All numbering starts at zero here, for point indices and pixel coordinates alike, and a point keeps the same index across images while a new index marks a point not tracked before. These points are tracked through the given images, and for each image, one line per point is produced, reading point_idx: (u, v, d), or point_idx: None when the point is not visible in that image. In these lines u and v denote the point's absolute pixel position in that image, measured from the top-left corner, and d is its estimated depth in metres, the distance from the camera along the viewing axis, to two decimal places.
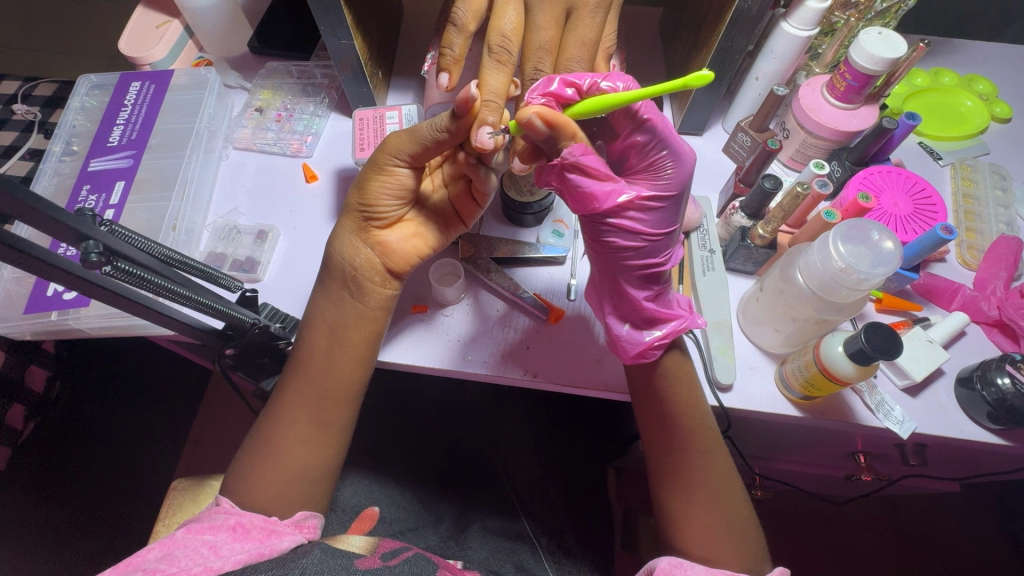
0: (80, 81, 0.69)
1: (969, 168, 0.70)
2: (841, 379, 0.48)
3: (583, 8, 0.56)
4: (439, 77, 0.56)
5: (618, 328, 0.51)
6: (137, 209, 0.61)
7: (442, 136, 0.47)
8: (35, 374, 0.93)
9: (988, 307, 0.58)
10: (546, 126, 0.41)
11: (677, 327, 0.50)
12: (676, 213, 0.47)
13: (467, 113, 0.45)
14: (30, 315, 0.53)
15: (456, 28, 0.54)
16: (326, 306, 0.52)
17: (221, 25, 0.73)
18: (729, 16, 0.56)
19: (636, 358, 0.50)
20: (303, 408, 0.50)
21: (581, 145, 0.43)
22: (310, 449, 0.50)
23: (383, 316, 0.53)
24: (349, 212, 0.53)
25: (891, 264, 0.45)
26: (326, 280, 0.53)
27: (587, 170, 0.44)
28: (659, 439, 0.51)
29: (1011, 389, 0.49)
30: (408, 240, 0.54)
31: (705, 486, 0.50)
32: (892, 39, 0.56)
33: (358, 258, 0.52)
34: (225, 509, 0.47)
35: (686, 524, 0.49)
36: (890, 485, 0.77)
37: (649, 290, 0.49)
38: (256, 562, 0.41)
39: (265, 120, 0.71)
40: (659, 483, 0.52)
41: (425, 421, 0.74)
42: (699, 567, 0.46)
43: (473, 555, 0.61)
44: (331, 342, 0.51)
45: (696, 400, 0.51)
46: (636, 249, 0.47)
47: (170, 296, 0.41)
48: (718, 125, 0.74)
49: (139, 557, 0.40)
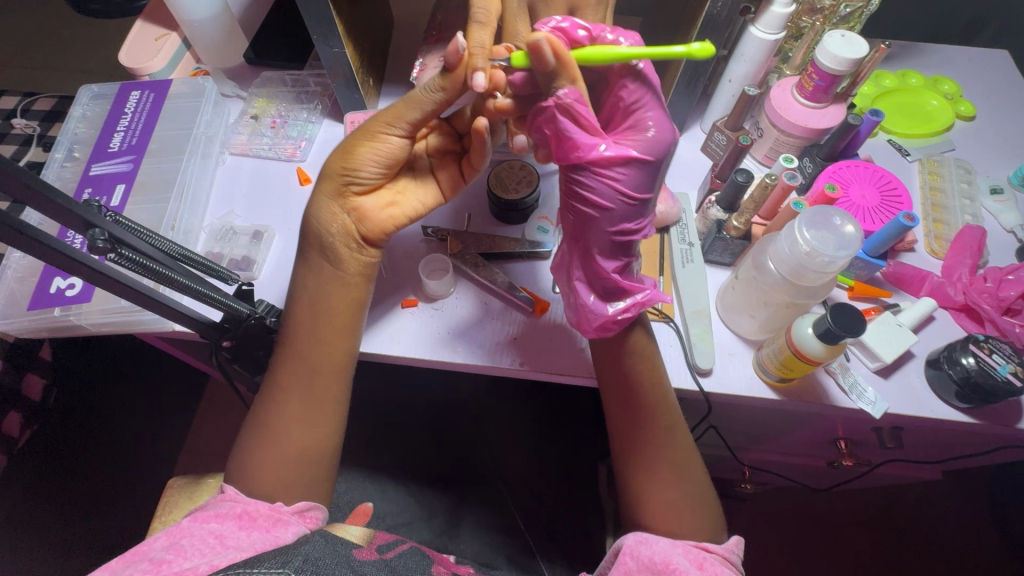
0: (82, 91, 0.72)
1: (936, 163, 0.73)
2: (812, 359, 0.51)
3: (585, 5, 0.58)
4: (474, 76, 0.48)
5: (585, 297, 0.52)
6: (137, 211, 0.63)
7: (437, 96, 0.50)
8: (31, 383, 0.89)
9: (954, 293, 0.61)
10: (552, 57, 0.45)
11: (641, 301, 0.51)
12: (654, 179, 0.48)
13: (456, 66, 0.47)
14: (33, 312, 0.55)
15: (480, 24, 0.53)
16: (308, 278, 0.54)
17: (219, 37, 0.75)
18: (700, 22, 0.60)
19: (601, 330, 0.52)
20: (296, 391, 0.53)
21: (576, 90, 0.46)
22: (297, 453, 0.52)
23: (365, 282, 0.56)
24: (328, 177, 0.53)
25: (852, 247, 0.48)
26: (308, 255, 0.55)
27: (574, 113, 0.47)
28: (625, 437, 0.53)
29: (975, 368, 0.52)
30: (385, 207, 0.56)
31: (665, 460, 0.52)
32: (855, 41, 0.60)
33: (335, 224, 0.54)
34: (233, 496, 0.49)
35: (652, 500, 0.51)
36: (870, 471, 0.80)
37: (619, 261, 0.51)
38: (266, 552, 0.42)
39: (261, 126, 0.74)
40: (624, 468, 0.53)
41: (419, 415, 0.76)
42: (666, 539, 0.48)
43: (465, 549, 0.64)
44: (317, 311, 0.53)
45: (658, 378, 0.54)
46: (609, 210, 0.48)
47: (171, 284, 0.43)
48: (696, 126, 0.77)
49: (146, 546, 0.42)
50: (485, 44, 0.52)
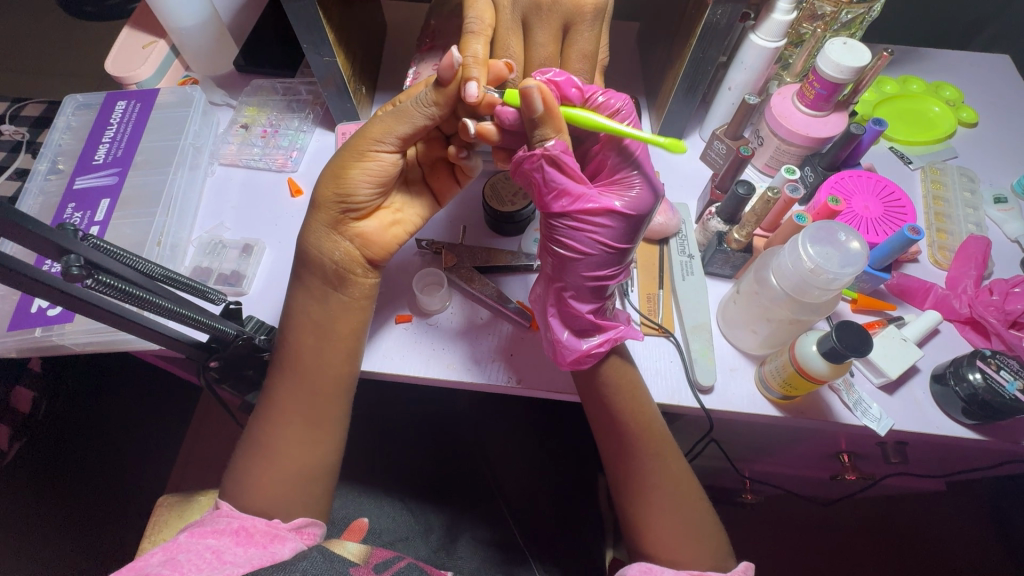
0: (66, 101, 0.70)
1: (938, 171, 0.72)
2: (816, 377, 0.49)
3: (581, 22, 0.56)
4: (467, 85, 0.47)
5: (558, 333, 0.53)
6: (122, 225, 0.61)
7: (430, 111, 0.49)
8: (19, 396, 0.88)
9: (960, 306, 0.59)
10: (541, 106, 0.44)
11: (613, 337, 0.52)
12: (637, 231, 0.48)
13: (450, 79, 0.47)
14: (14, 332, 0.53)
15: (474, 34, 0.51)
16: (309, 302, 0.53)
17: (207, 44, 0.74)
18: (699, 30, 0.59)
19: (575, 364, 0.51)
20: (294, 407, 0.51)
21: (563, 143, 0.46)
22: (287, 476, 0.50)
23: (369, 306, 0.55)
24: (323, 206, 0.52)
25: (858, 264, 0.47)
26: (304, 277, 0.53)
27: (561, 167, 0.47)
28: (619, 471, 0.52)
29: (982, 385, 0.51)
30: (386, 228, 0.55)
31: (660, 488, 0.51)
32: (857, 49, 0.58)
33: (337, 252, 0.52)
34: (228, 512, 0.47)
35: (653, 529, 0.50)
36: (873, 483, 0.79)
37: (593, 304, 0.52)
38: (261, 568, 0.41)
39: (251, 136, 0.72)
40: (623, 498, 0.52)
41: (414, 430, 0.74)
42: (670, 570, 0.46)
43: (463, 566, 0.62)
44: (320, 335, 0.52)
45: (644, 404, 0.53)
46: (589, 256, 0.49)
47: (152, 308, 0.42)
48: (695, 134, 0.76)
49: (143, 561, 0.41)
50: (480, 55, 0.50)
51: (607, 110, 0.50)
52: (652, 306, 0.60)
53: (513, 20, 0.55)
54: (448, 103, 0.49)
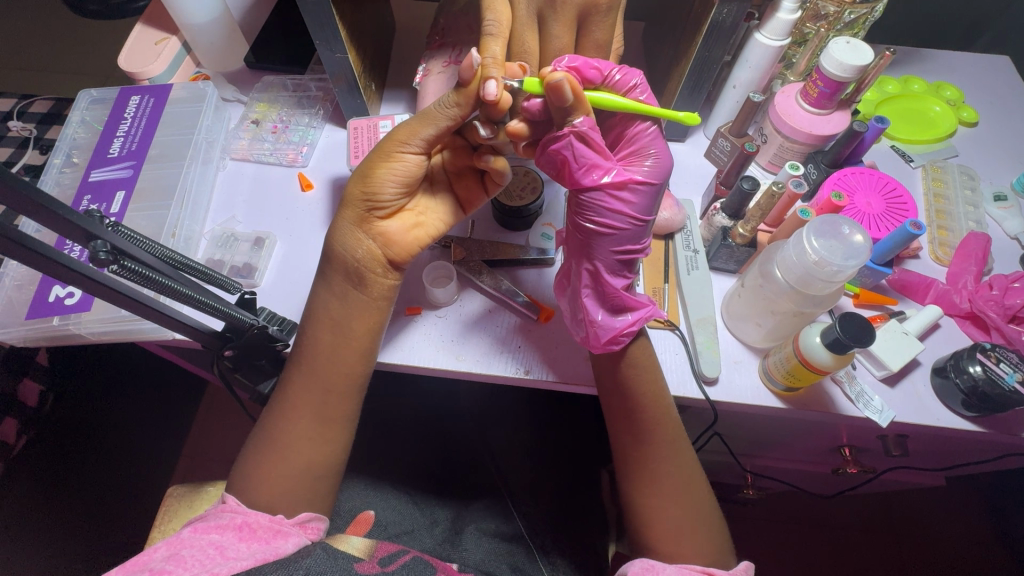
0: (81, 95, 0.71)
1: (939, 169, 0.73)
2: (820, 368, 0.50)
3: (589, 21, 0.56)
4: (483, 84, 0.47)
5: (593, 315, 0.53)
6: (137, 217, 0.62)
7: (453, 112, 0.50)
8: (26, 389, 0.89)
9: (960, 300, 0.60)
10: (570, 95, 0.46)
11: (645, 313, 0.52)
12: (657, 202, 0.51)
13: (470, 80, 0.48)
14: (32, 321, 0.54)
15: (493, 35, 0.52)
16: (329, 299, 0.54)
17: (219, 42, 0.75)
18: (705, 29, 0.60)
19: (610, 345, 0.51)
20: (306, 401, 0.52)
21: (589, 120, 0.48)
22: (293, 469, 0.51)
23: (386, 306, 0.55)
24: (350, 204, 0.54)
25: (861, 257, 0.48)
26: (327, 272, 0.55)
27: (589, 142, 0.48)
28: (634, 459, 0.53)
29: (982, 376, 0.52)
30: (408, 229, 0.55)
31: (667, 478, 0.52)
32: (860, 48, 0.59)
33: (360, 249, 0.53)
34: (232, 508, 0.48)
35: (655, 520, 0.51)
36: (873, 478, 0.80)
37: (625, 278, 0.53)
38: (267, 562, 0.42)
39: (262, 131, 0.73)
40: (629, 487, 0.53)
41: (421, 422, 0.76)
42: (672, 567, 0.47)
43: (468, 557, 0.61)
44: (335, 333, 0.53)
45: (661, 390, 0.54)
46: (621, 230, 0.50)
47: (171, 295, 0.43)
48: (700, 131, 0.77)
49: (146, 556, 0.41)
50: (499, 56, 0.51)
51: (624, 87, 0.51)
52: (658, 299, 0.61)
53: (529, 16, 0.56)
54: (471, 104, 0.49)
